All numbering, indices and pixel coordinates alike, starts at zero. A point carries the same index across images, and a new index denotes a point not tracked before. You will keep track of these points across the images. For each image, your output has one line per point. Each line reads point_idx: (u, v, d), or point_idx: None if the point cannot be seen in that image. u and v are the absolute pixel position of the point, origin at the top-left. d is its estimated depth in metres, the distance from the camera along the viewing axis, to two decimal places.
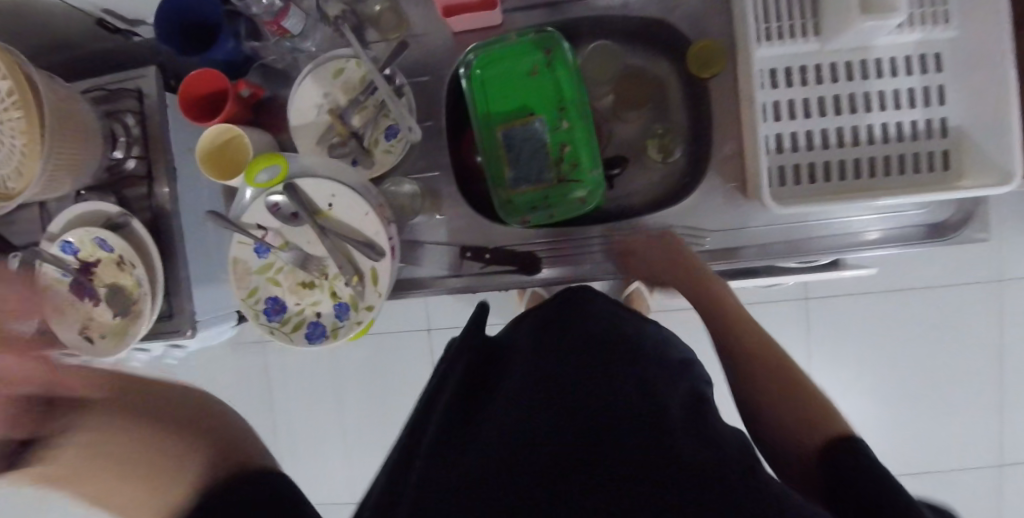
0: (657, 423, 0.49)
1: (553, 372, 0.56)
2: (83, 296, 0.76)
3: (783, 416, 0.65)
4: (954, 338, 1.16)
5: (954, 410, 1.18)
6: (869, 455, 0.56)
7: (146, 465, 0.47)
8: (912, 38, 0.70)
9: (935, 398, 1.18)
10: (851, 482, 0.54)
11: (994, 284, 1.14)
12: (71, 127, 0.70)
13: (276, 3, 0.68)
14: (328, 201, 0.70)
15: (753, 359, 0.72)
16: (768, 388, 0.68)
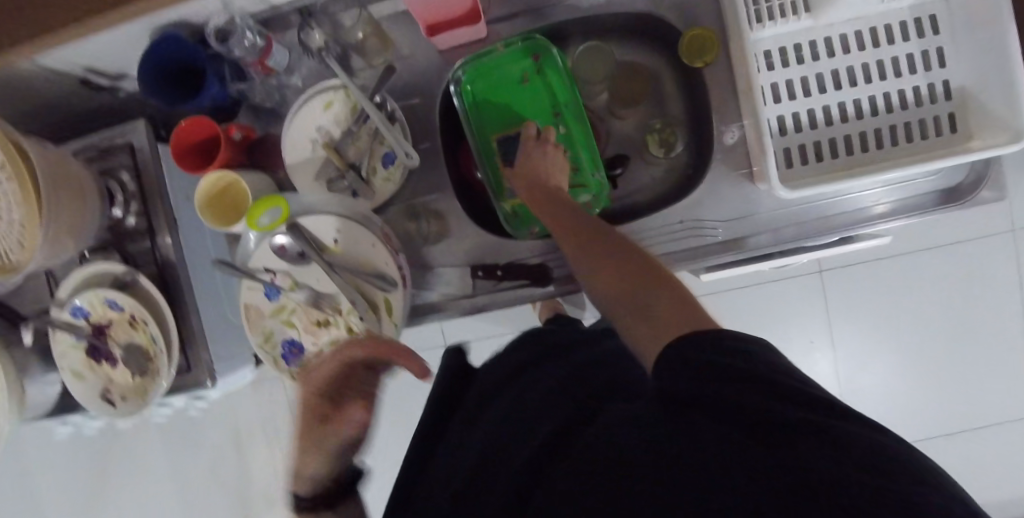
0: (613, 424, 0.45)
1: (554, 387, 0.54)
2: (100, 358, 0.77)
3: (623, 295, 0.55)
4: (975, 295, 1.14)
5: (985, 365, 1.16)
6: (729, 362, 0.41)
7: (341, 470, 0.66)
8: (905, 3, 0.68)
9: (965, 355, 1.16)
10: (699, 386, 0.41)
11: (1010, 236, 1.12)
12: (68, 192, 0.69)
13: (259, 42, 0.67)
14: (333, 236, 0.69)
15: (640, 277, 0.56)
16: (630, 293, 0.55)
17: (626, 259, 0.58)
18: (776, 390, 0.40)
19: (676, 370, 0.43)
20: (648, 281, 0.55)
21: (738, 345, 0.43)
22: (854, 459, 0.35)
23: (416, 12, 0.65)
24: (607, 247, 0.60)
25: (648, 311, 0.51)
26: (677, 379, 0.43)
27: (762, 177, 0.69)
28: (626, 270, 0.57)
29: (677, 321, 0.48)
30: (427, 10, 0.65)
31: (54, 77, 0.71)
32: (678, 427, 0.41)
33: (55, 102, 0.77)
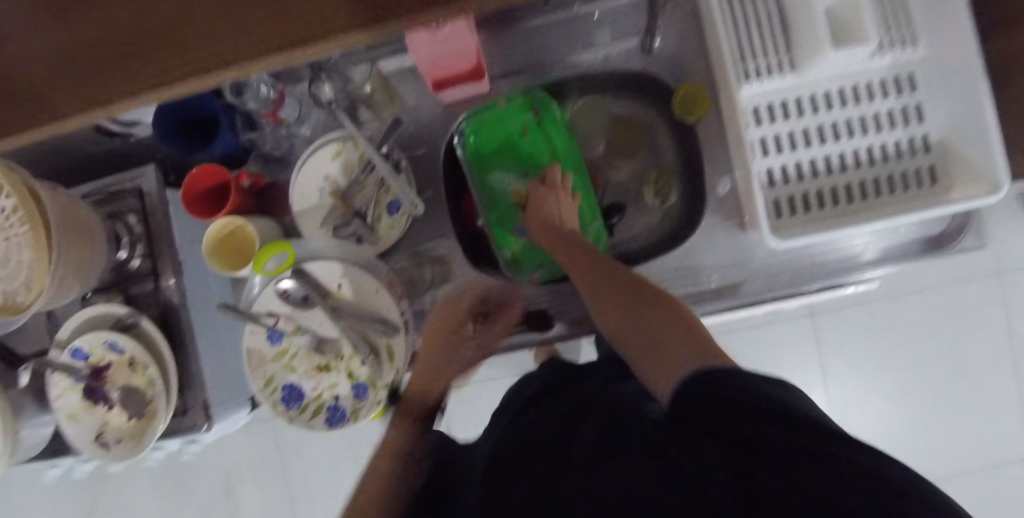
0: (626, 435, 0.46)
1: (569, 403, 0.57)
2: (97, 401, 0.76)
3: (638, 331, 0.56)
4: (964, 335, 1.17)
5: (975, 407, 1.17)
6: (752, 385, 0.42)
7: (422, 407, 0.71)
8: (885, 62, 0.72)
9: (955, 398, 1.18)
10: (728, 401, 0.42)
11: (995, 277, 1.15)
12: (78, 237, 0.70)
13: (272, 94, 0.70)
14: (337, 282, 0.70)
15: (640, 304, 0.58)
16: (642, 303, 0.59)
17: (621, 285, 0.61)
18: (803, 426, 0.40)
19: (693, 398, 0.44)
20: (647, 301, 0.58)
21: (758, 380, 0.43)
22: (870, 489, 0.36)
23: (425, 69, 0.68)
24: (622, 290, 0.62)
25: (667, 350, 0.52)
26: (693, 406, 0.44)
27: (755, 226, 0.71)
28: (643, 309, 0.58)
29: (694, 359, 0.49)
30: (434, 66, 0.68)
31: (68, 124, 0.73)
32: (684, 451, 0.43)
33: (67, 147, 0.79)
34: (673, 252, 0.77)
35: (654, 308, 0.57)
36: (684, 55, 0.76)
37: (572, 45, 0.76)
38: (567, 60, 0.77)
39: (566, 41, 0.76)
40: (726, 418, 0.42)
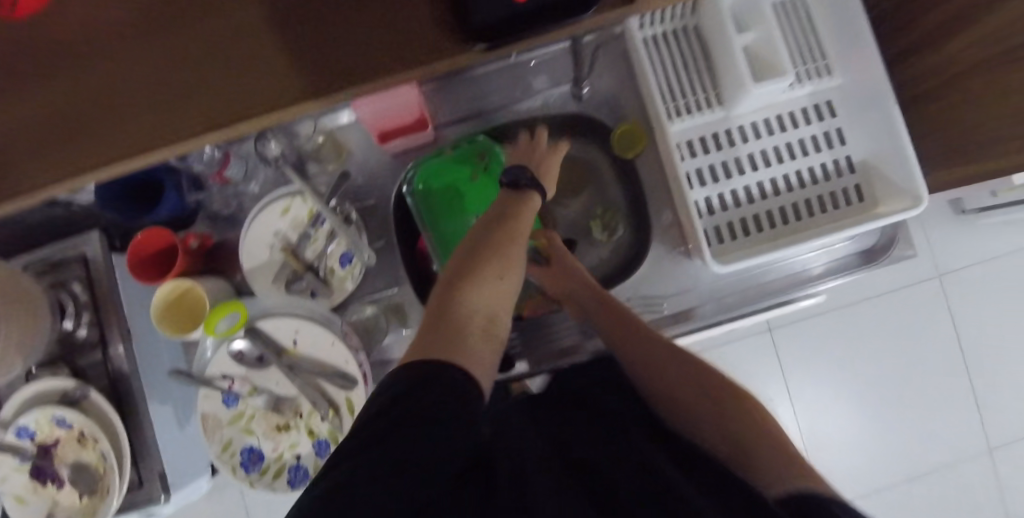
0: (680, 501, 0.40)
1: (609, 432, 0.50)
2: (46, 480, 0.73)
3: (701, 424, 0.55)
4: (915, 339, 1.21)
5: (930, 407, 1.21)
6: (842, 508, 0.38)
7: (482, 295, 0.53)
8: (804, 91, 0.77)
9: (911, 399, 1.21)
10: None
11: (934, 281, 1.21)
12: (19, 310, 0.68)
13: (217, 155, 0.72)
14: (292, 337, 0.70)
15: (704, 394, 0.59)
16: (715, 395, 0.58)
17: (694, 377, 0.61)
18: None
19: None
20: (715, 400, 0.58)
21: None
22: None
23: (370, 121, 0.70)
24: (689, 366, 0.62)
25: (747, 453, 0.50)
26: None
27: (697, 253, 0.73)
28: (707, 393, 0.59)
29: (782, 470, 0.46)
30: (380, 118, 0.70)
31: None
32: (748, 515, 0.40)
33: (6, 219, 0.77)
34: (624, 284, 0.80)
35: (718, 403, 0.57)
36: (619, 96, 0.79)
37: (512, 92, 0.79)
38: (509, 107, 0.79)
39: (507, 89, 0.79)
40: None
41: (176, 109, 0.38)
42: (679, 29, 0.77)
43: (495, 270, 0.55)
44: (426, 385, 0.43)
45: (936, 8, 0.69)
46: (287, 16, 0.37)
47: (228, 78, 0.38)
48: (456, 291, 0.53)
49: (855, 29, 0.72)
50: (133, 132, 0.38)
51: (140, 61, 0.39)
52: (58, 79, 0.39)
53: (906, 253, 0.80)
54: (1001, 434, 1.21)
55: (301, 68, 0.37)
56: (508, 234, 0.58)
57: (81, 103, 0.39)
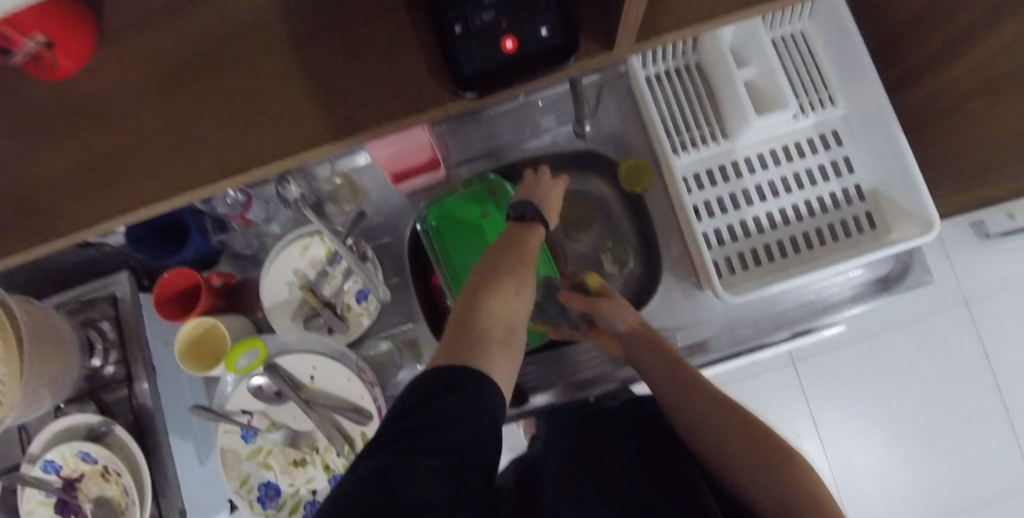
0: None
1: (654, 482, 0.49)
2: (70, 514, 0.75)
3: (759, 486, 0.52)
4: (945, 370, 1.17)
5: (967, 440, 1.16)
6: None
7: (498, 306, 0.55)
8: (809, 122, 0.78)
9: (945, 432, 1.16)
10: None
11: (962, 308, 1.18)
12: (48, 348, 0.70)
13: (240, 198, 0.73)
14: (309, 373, 0.72)
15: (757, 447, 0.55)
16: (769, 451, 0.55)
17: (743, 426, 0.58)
18: None
19: None
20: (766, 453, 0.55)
21: None
22: None
23: (384, 162, 0.73)
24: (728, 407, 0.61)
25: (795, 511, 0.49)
26: None
27: (707, 285, 0.73)
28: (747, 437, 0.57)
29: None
30: (392, 162, 0.73)
31: None
32: None
33: (42, 261, 0.81)
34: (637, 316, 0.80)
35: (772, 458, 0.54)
36: (625, 131, 0.81)
37: (521, 131, 0.82)
38: (518, 145, 0.82)
39: (517, 128, 0.82)
40: None
41: (188, 157, 0.41)
42: (681, 66, 0.79)
43: (509, 286, 0.57)
44: (450, 390, 0.45)
45: (933, 37, 0.70)
46: (293, 71, 0.41)
47: (266, 122, 0.40)
48: (474, 305, 0.55)
49: (856, 61, 0.73)
50: (148, 182, 0.41)
51: (156, 117, 0.41)
52: (85, 141, 0.42)
53: (927, 281, 0.77)
54: None
55: (313, 111, 0.40)
56: (519, 259, 0.60)
57: (104, 160, 0.41)
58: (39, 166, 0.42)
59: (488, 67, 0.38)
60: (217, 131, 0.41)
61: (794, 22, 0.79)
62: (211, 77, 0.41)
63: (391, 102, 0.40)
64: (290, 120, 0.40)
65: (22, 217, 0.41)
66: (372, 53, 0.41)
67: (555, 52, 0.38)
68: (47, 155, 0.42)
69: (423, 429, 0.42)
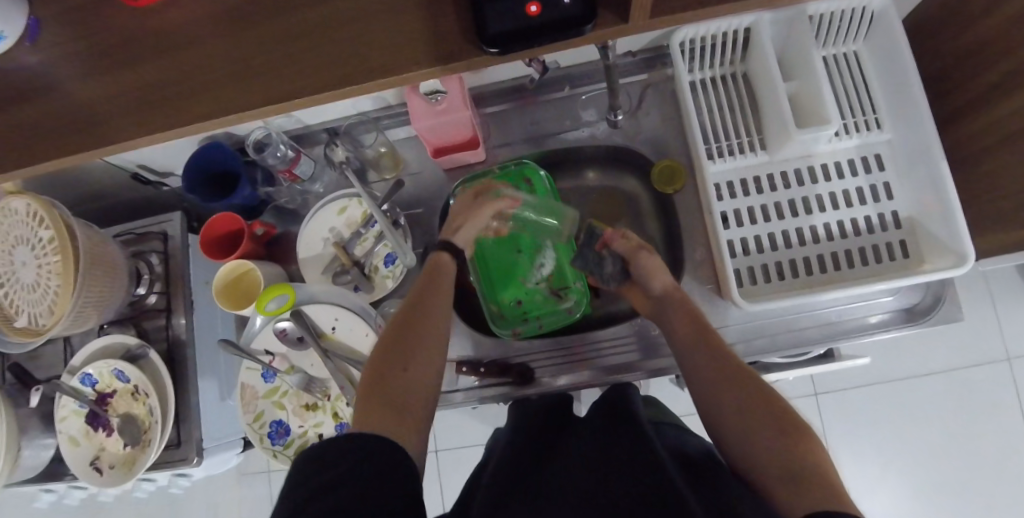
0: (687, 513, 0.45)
1: (612, 464, 0.53)
2: (97, 427, 0.80)
3: (753, 456, 0.57)
4: (974, 423, 1.12)
5: (991, 498, 1.10)
6: None
7: (403, 335, 0.63)
8: (851, 143, 0.77)
9: (970, 486, 1.11)
10: None
11: (1002, 363, 1.12)
12: (102, 270, 0.77)
13: (289, 153, 0.78)
14: (331, 324, 0.76)
15: (759, 411, 0.59)
16: (765, 411, 0.58)
17: (745, 392, 0.61)
18: None
19: None
20: (763, 416, 0.58)
21: None
22: None
23: (427, 139, 0.77)
24: (720, 379, 0.62)
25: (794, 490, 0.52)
26: None
27: (726, 291, 0.73)
28: (751, 412, 0.59)
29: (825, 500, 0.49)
30: (434, 137, 0.77)
31: (111, 170, 0.83)
32: None
33: (109, 191, 0.88)
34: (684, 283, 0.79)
35: (771, 416, 0.58)
36: (664, 134, 0.82)
37: (562, 123, 0.84)
38: (557, 135, 0.84)
39: (558, 119, 0.84)
40: None
41: (241, 86, 0.46)
42: (727, 74, 0.80)
43: (420, 333, 0.63)
44: (353, 442, 0.49)
45: (990, 69, 0.68)
46: (343, 20, 0.45)
47: (323, 60, 0.44)
48: (391, 358, 0.60)
49: (907, 88, 0.72)
50: (204, 107, 0.46)
51: (219, 49, 0.46)
52: (159, 65, 0.47)
53: (958, 317, 0.75)
54: None
55: (364, 53, 0.44)
56: (427, 308, 0.65)
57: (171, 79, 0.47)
58: (114, 82, 0.47)
59: (513, 29, 0.41)
60: (270, 66, 0.45)
61: (848, 43, 0.79)
62: (279, 19, 0.46)
63: (424, 52, 0.43)
64: (336, 60, 0.44)
65: (98, 122, 0.47)
66: (417, 10, 0.44)
67: (572, 19, 0.40)
68: (127, 71, 0.48)
69: (342, 477, 0.47)
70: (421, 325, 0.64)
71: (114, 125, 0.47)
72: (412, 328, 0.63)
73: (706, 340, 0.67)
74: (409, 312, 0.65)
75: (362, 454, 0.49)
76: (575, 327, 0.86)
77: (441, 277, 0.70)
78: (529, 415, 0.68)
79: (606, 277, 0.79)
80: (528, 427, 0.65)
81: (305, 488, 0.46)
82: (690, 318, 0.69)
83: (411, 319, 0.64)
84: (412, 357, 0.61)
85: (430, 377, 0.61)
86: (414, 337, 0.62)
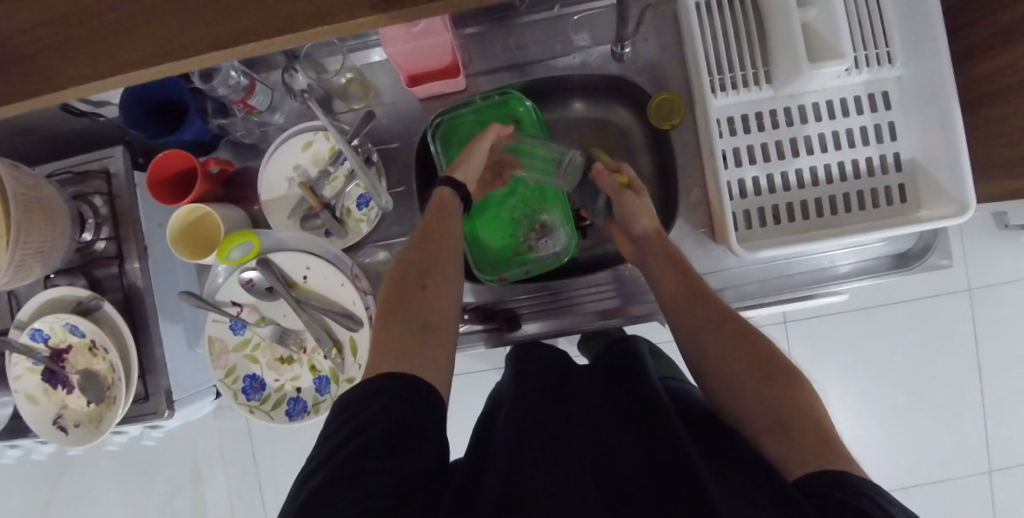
0: (679, 468, 0.45)
1: (610, 425, 0.53)
2: (56, 384, 0.75)
3: (742, 397, 0.55)
4: (940, 354, 1.11)
5: (949, 420, 1.11)
6: (855, 483, 0.44)
7: (414, 272, 0.61)
8: (860, 79, 0.71)
9: (935, 412, 1.11)
10: (831, 512, 0.42)
11: (962, 294, 1.10)
12: (39, 217, 0.68)
13: (243, 81, 0.69)
14: (303, 273, 0.71)
15: (750, 354, 0.57)
16: (755, 352, 0.57)
17: (735, 333, 0.59)
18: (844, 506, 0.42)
19: (818, 489, 0.44)
20: (754, 359, 0.57)
21: (830, 488, 0.44)
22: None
23: (401, 64, 0.69)
24: (715, 324, 0.60)
25: (784, 433, 0.51)
26: (813, 489, 0.45)
27: (722, 237, 0.70)
28: (740, 354, 0.57)
29: (818, 456, 0.47)
30: (407, 62, 0.69)
31: None
32: (744, 483, 0.46)
33: (38, 124, 0.78)
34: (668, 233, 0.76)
35: (762, 359, 0.57)
36: (661, 61, 0.75)
37: (551, 49, 0.76)
38: (544, 63, 0.76)
39: (546, 45, 0.76)
40: (781, 504, 0.43)
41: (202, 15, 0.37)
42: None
43: (430, 279, 0.61)
44: (359, 409, 0.50)
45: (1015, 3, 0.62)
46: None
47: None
48: (402, 299, 0.59)
49: (924, 18, 0.65)
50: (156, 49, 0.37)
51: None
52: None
53: (943, 264, 0.73)
54: (1005, 454, 1.11)
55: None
56: (436, 252, 0.63)
57: (116, 10, 0.38)
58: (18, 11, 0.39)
59: None
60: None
61: None
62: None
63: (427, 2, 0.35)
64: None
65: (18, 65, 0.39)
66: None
67: None
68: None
69: (358, 453, 0.47)
70: (431, 261, 0.62)
71: (49, 62, 0.39)
72: (422, 264, 0.62)
73: (692, 282, 0.64)
74: (416, 250, 0.63)
75: (369, 419, 0.49)
76: (562, 270, 0.82)
77: (446, 210, 0.67)
78: (529, 356, 0.66)
79: (597, 211, 0.77)
80: (526, 369, 0.64)
81: (327, 469, 0.47)
82: (681, 258, 0.67)
83: (418, 256, 0.62)
84: (425, 294, 0.60)
85: (446, 314, 0.60)
86: (426, 274, 0.61)
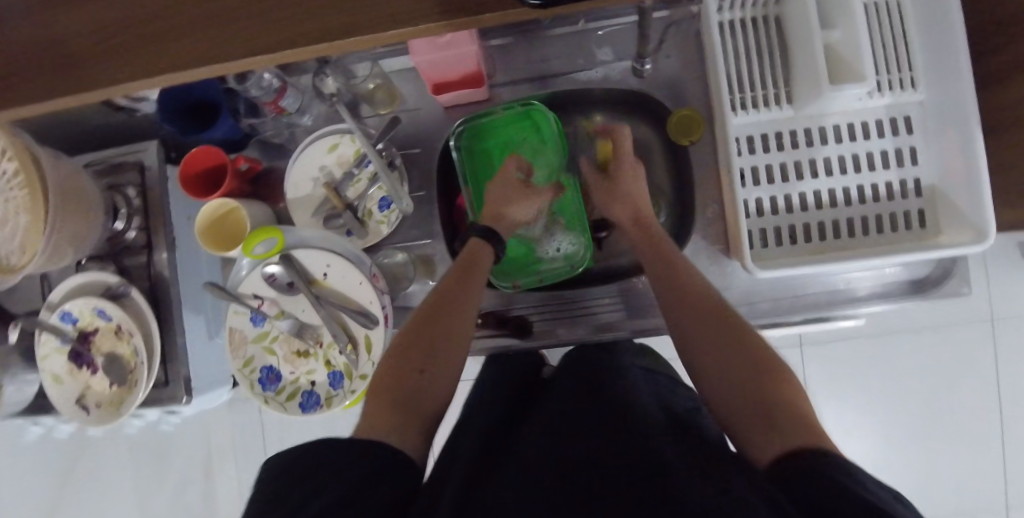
0: (652, 459, 0.44)
1: (587, 421, 0.52)
2: (81, 365, 0.78)
3: (727, 395, 0.54)
4: (958, 382, 1.09)
5: (964, 450, 1.09)
6: (834, 462, 0.41)
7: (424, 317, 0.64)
8: (882, 102, 0.71)
9: (951, 441, 1.10)
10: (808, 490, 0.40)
11: (983, 324, 1.09)
12: (76, 206, 0.71)
13: (274, 83, 0.71)
14: (323, 270, 0.72)
15: (738, 361, 0.56)
16: (742, 359, 0.56)
17: (728, 335, 0.58)
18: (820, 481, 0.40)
19: (797, 471, 0.42)
20: (742, 366, 0.55)
21: (810, 465, 0.42)
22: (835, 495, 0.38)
23: (426, 72, 0.71)
24: (713, 337, 0.59)
25: (769, 425, 0.49)
26: (794, 472, 0.42)
27: (737, 254, 0.71)
28: (728, 358, 0.56)
29: (803, 443, 0.45)
30: (435, 70, 0.71)
31: None
32: (720, 473, 0.44)
33: (80, 117, 0.81)
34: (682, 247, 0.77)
35: (748, 364, 0.55)
36: (683, 78, 0.77)
37: (575, 63, 0.78)
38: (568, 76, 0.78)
39: (570, 58, 0.78)
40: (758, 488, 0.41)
41: (277, 25, 0.46)
42: (759, 17, 0.72)
43: (436, 343, 0.63)
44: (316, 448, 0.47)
45: None
46: None
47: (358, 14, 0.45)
48: (414, 337, 0.62)
49: (949, 40, 0.65)
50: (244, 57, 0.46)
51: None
52: (167, 9, 0.48)
53: (963, 293, 0.73)
54: None
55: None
56: (442, 320, 0.64)
57: (206, 25, 0.47)
58: None
59: None
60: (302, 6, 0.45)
61: None
62: None
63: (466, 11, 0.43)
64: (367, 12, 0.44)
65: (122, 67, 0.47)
66: None
67: None
68: (125, 15, 0.49)
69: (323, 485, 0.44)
70: (445, 308, 0.65)
71: None
72: (434, 310, 0.65)
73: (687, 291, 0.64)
74: (431, 299, 0.66)
75: (334, 455, 0.46)
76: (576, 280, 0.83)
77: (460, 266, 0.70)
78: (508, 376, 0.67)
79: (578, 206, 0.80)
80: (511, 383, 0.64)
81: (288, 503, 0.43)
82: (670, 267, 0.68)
83: (431, 302, 0.66)
84: (435, 340, 0.62)
85: (451, 362, 0.62)
86: (438, 321, 0.64)
